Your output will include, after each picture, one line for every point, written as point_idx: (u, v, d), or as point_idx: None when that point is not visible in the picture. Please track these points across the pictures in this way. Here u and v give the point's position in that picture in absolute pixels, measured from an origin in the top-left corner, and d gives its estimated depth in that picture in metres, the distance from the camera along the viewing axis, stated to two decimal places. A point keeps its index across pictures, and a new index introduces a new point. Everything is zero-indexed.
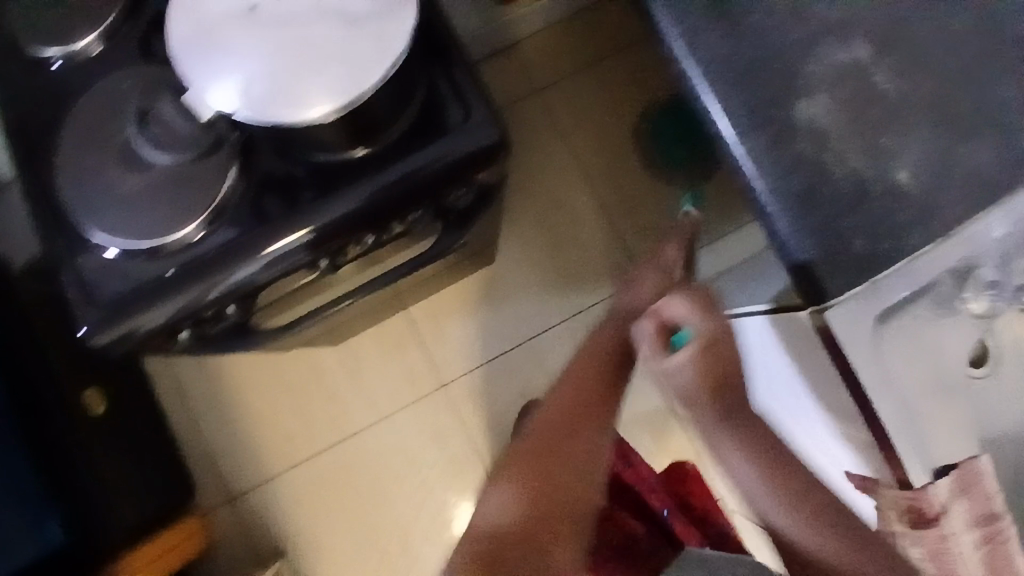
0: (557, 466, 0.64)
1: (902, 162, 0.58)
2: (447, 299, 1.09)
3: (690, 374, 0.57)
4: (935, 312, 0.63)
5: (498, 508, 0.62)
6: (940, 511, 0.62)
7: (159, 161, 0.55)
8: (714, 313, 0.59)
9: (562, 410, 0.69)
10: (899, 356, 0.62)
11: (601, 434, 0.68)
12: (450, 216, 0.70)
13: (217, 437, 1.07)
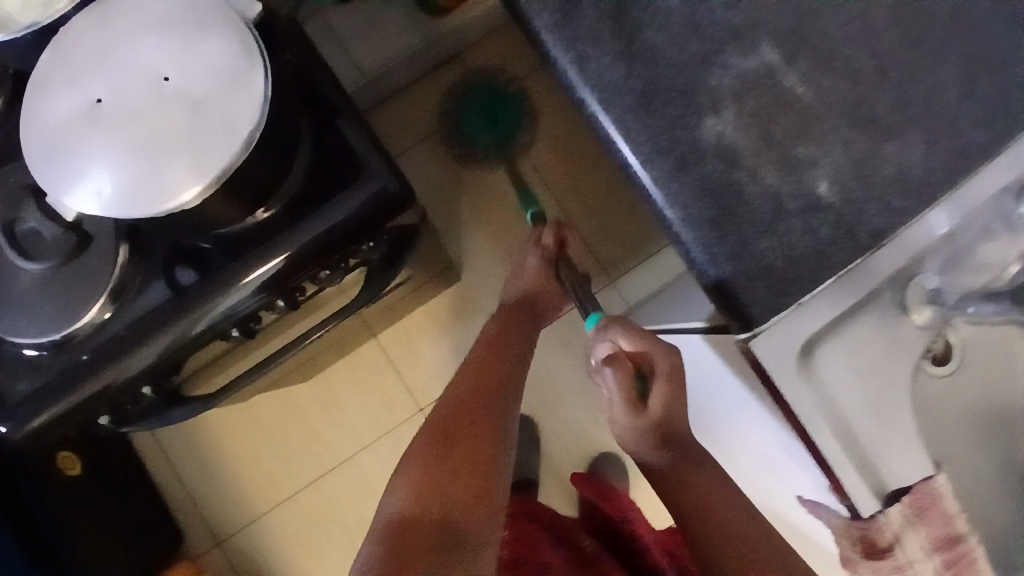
0: (478, 440, 0.61)
1: (821, 173, 0.55)
2: (435, 317, 1.20)
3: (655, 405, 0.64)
4: (879, 324, 0.58)
5: (395, 497, 0.57)
6: (893, 542, 0.56)
7: (30, 268, 0.56)
8: (651, 343, 0.65)
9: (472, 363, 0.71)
10: (837, 375, 0.57)
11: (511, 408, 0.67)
12: (373, 264, 0.69)
13: (206, 481, 1.18)
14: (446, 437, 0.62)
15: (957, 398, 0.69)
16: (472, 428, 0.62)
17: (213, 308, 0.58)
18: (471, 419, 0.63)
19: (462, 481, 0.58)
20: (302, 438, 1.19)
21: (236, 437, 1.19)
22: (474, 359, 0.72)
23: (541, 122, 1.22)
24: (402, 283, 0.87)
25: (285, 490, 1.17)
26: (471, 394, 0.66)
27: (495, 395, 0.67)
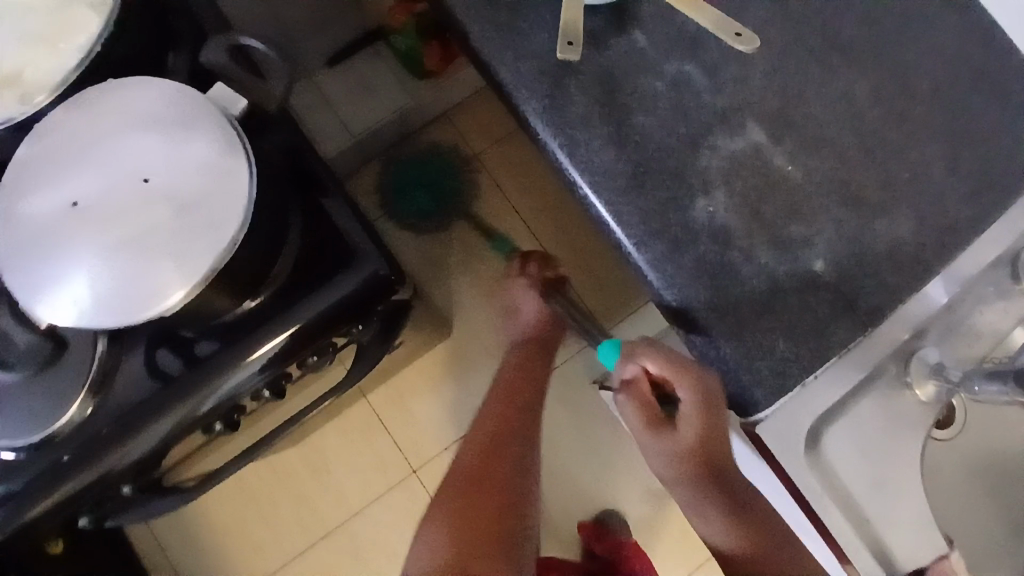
0: (481, 494, 0.59)
1: (815, 252, 0.54)
2: (426, 377, 1.20)
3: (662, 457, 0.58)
4: (883, 397, 0.57)
5: (425, 552, 0.56)
6: None
7: (4, 378, 0.55)
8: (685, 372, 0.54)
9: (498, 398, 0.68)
10: (844, 452, 0.56)
11: (524, 454, 0.64)
12: (364, 344, 0.67)
13: (195, 554, 1.16)
14: (473, 487, 0.60)
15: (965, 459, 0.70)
16: (477, 480, 0.60)
17: (203, 399, 0.56)
18: (494, 433, 0.64)
19: (478, 524, 0.57)
20: (291, 505, 1.18)
21: (225, 508, 1.17)
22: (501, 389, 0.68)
23: (526, 178, 1.22)
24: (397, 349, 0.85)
25: (274, 562, 1.16)
26: (497, 426, 0.65)
27: (528, 386, 0.68)
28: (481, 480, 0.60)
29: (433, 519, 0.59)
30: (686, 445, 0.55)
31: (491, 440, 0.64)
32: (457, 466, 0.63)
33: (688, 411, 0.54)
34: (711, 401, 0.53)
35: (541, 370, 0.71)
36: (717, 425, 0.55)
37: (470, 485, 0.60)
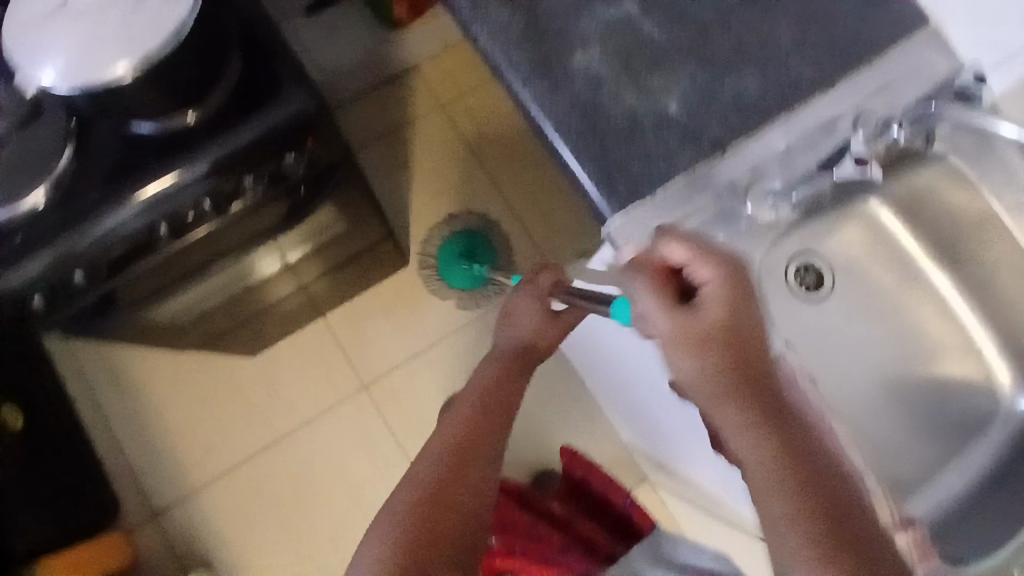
0: (446, 504, 0.57)
1: (671, 96, 0.66)
2: (381, 301, 1.32)
3: (710, 313, 0.48)
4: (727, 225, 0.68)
5: (375, 545, 0.54)
6: None
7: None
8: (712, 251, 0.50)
9: (476, 403, 0.68)
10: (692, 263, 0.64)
11: (490, 469, 0.62)
12: (299, 194, 0.79)
13: (144, 457, 1.24)
14: (438, 488, 0.57)
15: (823, 318, 0.81)
16: (457, 470, 0.59)
17: (145, 196, 0.65)
18: (470, 433, 0.63)
19: (432, 536, 0.55)
20: (245, 410, 1.27)
21: (183, 410, 1.26)
22: (478, 396, 0.69)
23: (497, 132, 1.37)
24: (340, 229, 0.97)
25: (224, 462, 1.25)
26: (472, 423, 0.65)
27: (504, 401, 0.69)
28: (462, 467, 0.60)
29: (390, 513, 0.56)
30: (706, 321, 0.47)
31: (467, 446, 0.62)
32: (433, 448, 0.62)
33: (711, 280, 0.49)
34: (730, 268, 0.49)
35: (517, 381, 0.73)
36: (741, 336, 0.47)
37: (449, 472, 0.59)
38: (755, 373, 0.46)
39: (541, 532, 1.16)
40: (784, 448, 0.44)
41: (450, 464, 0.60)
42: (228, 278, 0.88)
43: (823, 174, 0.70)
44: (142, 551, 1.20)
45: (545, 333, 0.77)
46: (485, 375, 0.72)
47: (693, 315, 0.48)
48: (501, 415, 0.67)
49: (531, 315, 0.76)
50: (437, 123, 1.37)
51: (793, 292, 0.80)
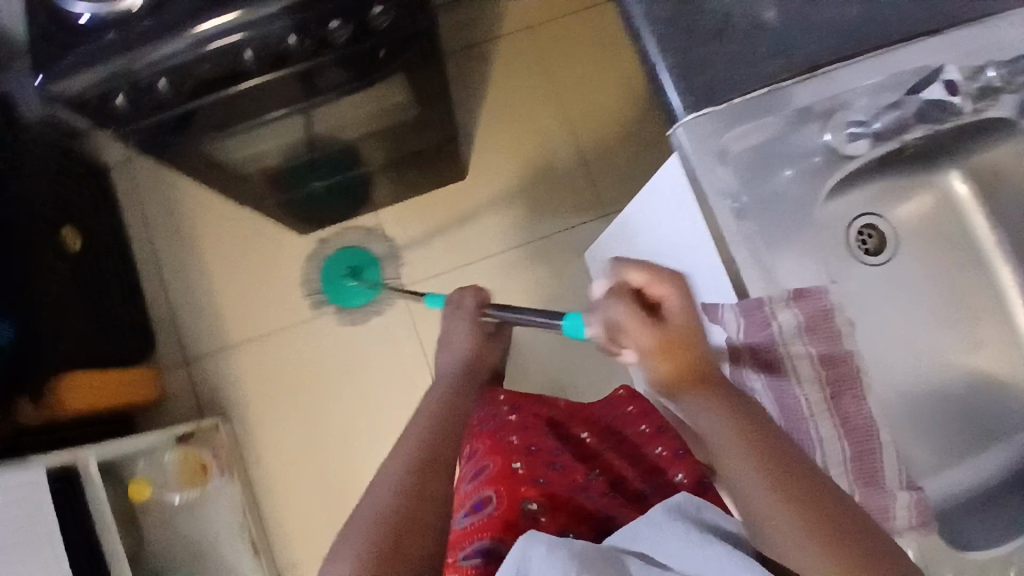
0: (405, 534, 0.59)
1: (768, 5, 0.64)
2: (432, 210, 1.34)
3: (665, 326, 0.56)
4: (795, 153, 0.65)
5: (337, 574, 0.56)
6: (778, 348, 0.58)
7: None
8: (658, 269, 0.58)
9: (425, 428, 0.70)
10: (752, 183, 0.63)
11: (446, 498, 0.64)
12: (379, 55, 0.79)
13: (187, 307, 1.32)
14: (397, 526, 0.59)
15: (883, 286, 0.77)
16: (413, 500, 0.61)
17: (234, 19, 0.66)
18: (426, 460, 0.65)
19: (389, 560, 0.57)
20: (286, 285, 1.32)
21: (229, 273, 1.33)
22: (425, 425, 0.71)
23: (580, 71, 1.36)
24: (408, 108, 0.97)
25: (259, 329, 1.31)
26: (426, 449, 0.67)
27: (454, 426, 0.72)
28: (419, 494, 0.62)
29: (351, 546, 0.58)
30: (670, 331, 0.55)
31: (419, 469, 0.64)
32: (388, 479, 0.63)
33: (672, 299, 0.57)
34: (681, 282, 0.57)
35: (469, 391, 0.82)
36: (695, 345, 0.56)
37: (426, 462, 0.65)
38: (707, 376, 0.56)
39: (551, 479, 0.74)
40: (769, 450, 0.52)
41: (409, 492, 0.61)
42: (296, 132, 0.92)
43: (904, 121, 0.67)
44: (170, 390, 1.29)
45: (476, 353, 0.87)
46: (425, 409, 0.76)
47: (663, 327, 0.55)
48: (452, 441, 0.69)
49: (467, 334, 0.88)
50: (522, 45, 1.36)
51: (852, 255, 0.77)
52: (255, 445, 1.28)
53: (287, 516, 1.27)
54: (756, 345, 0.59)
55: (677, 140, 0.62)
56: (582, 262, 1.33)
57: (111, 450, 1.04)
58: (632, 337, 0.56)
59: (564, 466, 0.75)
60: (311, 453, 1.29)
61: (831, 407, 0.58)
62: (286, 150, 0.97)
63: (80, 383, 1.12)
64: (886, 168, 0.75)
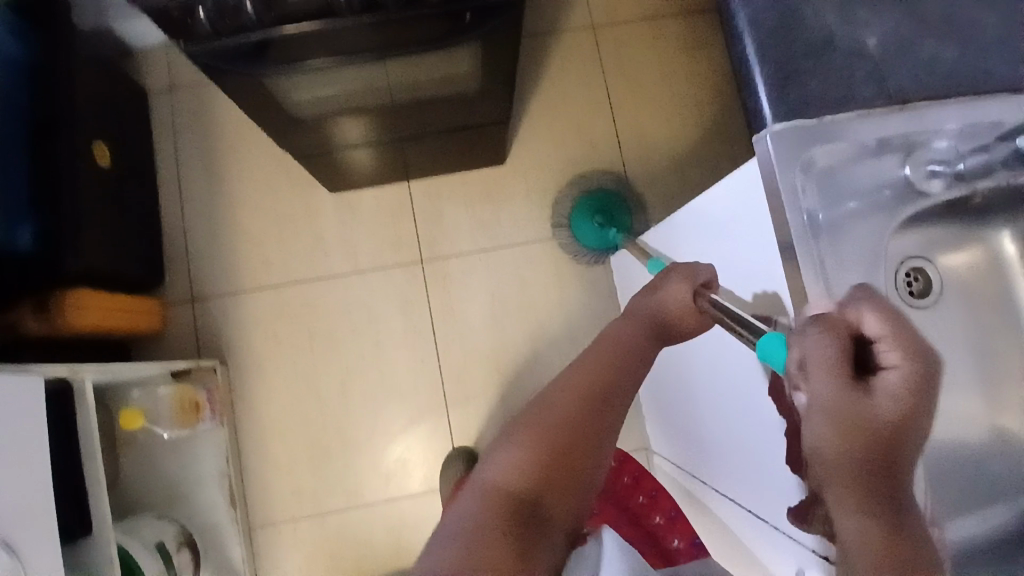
0: (574, 457, 0.57)
1: (870, 30, 0.67)
2: (468, 190, 1.33)
3: (884, 403, 0.50)
4: (874, 179, 0.64)
5: (502, 469, 0.55)
6: None
7: None
8: (907, 341, 0.51)
9: (599, 360, 0.68)
10: (829, 198, 0.62)
11: (608, 435, 0.61)
12: (463, 18, 0.79)
13: (202, 244, 1.29)
14: (565, 447, 0.57)
15: (927, 333, 0.77)
16: (577, 427, 0.59)
17: None
18: (594, 391, 0.63)
19: (558, 472, 0.56)
20: (307, 238, 1.30)
21: (252, 216, 1.30)
22: (598, 356, 0.69)
23: (640, 78, 1.36)
24: (474, 75, 0.97)
25: (273, 278, 1.29)
26: (594, 378, 0.65)
27: (626, 363, 0.68)
28: (588, 420, 0.60)
29: (513, 448, 0.57)
30: (880, 406, 0.50)
31: (590, 396, 0.62)
32: (559, 396, 0.62)
33: (897, 373, 0.51)
34: (922, 370, 0.51)
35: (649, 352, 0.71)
36: (900, 433, 0.50)
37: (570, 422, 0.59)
38: (890, 471, 0.50)
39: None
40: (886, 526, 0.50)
41: (578, 418, 0.60)
42: (363, 82, 0.91)
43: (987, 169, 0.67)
44: (171, 324, 1.27)
45: (687, 322, 0.73)
46: (593, 346, 0.72)
47: (870, 398, 0.50)
48: (623, 372, 0.67)
49: (682, 297, 0.72)
50: (586, 43, 1.36)
51: (904, 300, 0.76)
52: (249, 394, 1.26)
53: (268, 468, 1.25)
54: None
55: (762, 142, 0.61)
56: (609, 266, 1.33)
57: (111, 373, 0.97)
58: (829, 387, 0.51)
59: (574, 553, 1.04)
60: (303, 411, 1.27)
61: None
62: (346, 101, 0.96)
63: (86, 300, 1.08)
64: (945, 216, 0.75)
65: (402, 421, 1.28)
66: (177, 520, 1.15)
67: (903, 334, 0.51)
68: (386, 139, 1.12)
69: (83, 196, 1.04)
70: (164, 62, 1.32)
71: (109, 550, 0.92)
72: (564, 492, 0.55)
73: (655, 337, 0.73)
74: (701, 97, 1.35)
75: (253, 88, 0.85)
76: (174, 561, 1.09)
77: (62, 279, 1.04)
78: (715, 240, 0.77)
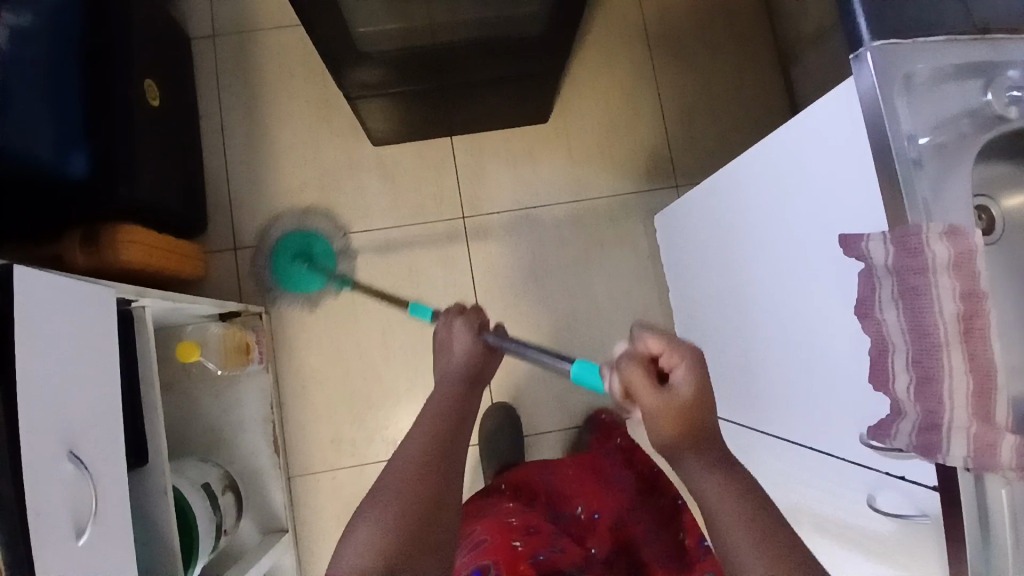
0: (435, 516, 0.58)
1: None
2: (511, 147, 1.34)
3: (689, 389, 0.55)
4: (966, 101, 0.66)
5: (353, 558, 0.54)
6: (927, 266, 0.59)
7: None
8: (968, 275, 0.59)
9: (432, 416, 0.68)
10: (921, 111, 0.65)
11: (459, 485, 0.62)
12: None
13: (245, 194, 1.29)
14: (430, 512, 0.58)
15: (992, 266, 0.80)
16: (436, 488, 0.59)
17: None
18: (438, 445, 0.63)
19: (415, 544, 0.56)
20: (349, 190, 1.30)
21: (295, 167, 1.30)
22: (432, 409, 0.69)
23: (681, 41, 1.38)
24: (539, 15, 0.98)
25: (314, 228, 1.29)
26: (435, 430, 0.65)
27: (455, 411, 0.69)
28: (439, 479, 0.60)
29: (369, 531, 0.55)
30: (681, 396, 0.55)
31: (434, 452, 0.62)
32: (399, 461, 0.61)
33: (955, 307, 0.59)
34: (972, 308, 0.60)
35: (471, 399, 0.73)
36: (707, 404, 0.56)
37: (421, 498, 0.58)
38: (701, 437, 0.56)
39: (550, 556, 0.90)
40: (764, 529, 0.52)
41: (425, 476, 0.60)
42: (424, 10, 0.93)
43: None
44: (213, 272, 1.27)
45: (481, 366, 0.78)
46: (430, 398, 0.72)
47: (677, 393, 0.55)
48: (455, 418, 0.68)
49: (468, 345, 0.78)
50: (628, 7, 1.38)
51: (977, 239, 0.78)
52: (290, 342, 1.26)
53: (308, 418, 1.25)
54: (905, 271, 0.61)
55: (861, 59, 0.66)
56: (647, 226, 1.35)
57: (171, 303, 0.97)
58: (643, 396, 0.55)
59: (563, 548, 0.92)
60: (343, 361, 1.27)
61: (962, 354, 0.59)
62: (406, 31, 0.97)
63: (136, 238, 1.08)
64: (1012, 151, 0.77)
65: (442, 373, 1.29)
66: (219, 464, 1.15)
67: (969, 268, 0.59)
68: (427, 88, 1.12)
69: (134, 132, 1.04)
70: (209, 12, 1.32)
71: (161, 479, 0.92)
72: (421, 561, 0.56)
73: (469, 383, 0.75)
74: (740, 62, 1.38)
75: (319, 15, 0.86)
76: (218, 503, 1.09)
77: (109, 209, 1.04)
78: (791, 173, 0.79)
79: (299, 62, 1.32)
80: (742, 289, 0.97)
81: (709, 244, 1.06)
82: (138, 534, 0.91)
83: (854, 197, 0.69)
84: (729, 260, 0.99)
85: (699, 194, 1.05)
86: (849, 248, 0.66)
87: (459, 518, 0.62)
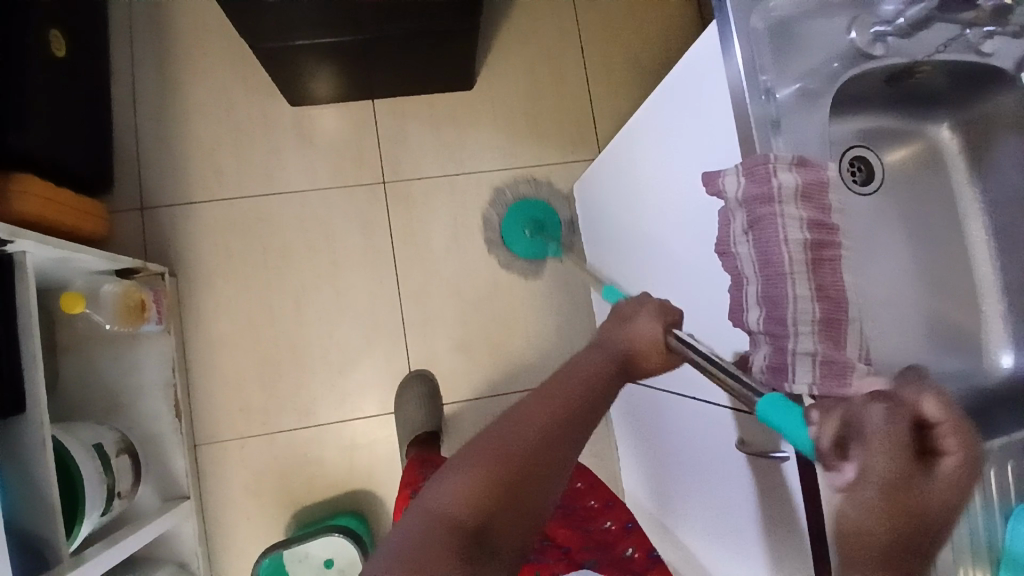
0: (529, 486, 0.53)
1: None
2: (434, 114, 1.33)
3: (939, 482, 0.48)
4: (825, 38, 0.64)
5: (450, 490, 0.52)
6: (776, 193, 0.59)
7: None
8: (817, 206, 0.60)
9: (571, 387, 0.62)
10: (780, 47, 0.63)
11: (563, 473, 0.56)
12: None
13: (156, 155, 1.26)
14: (515, 476, 0.53)
15: (880, 216, 0.78)
16: (539, 454, 0.55)
17: None
18: (563, 420, 0.58)
19: (501, 504, 0.52)
20: (266, 153, 1.28)
21: (208, 130, 1.27)
22: (572, 383, 0.62)
23: (608, 13, 1.38)
24: None
25: (229, 192, 1.26)
26: (566, 402, 0.60)
27: (591, 402, 0.61)
28: (548, 449, 0.56)
29: (463, 472, 0.53)
30: (939, 495, 0.47)
31: (559, 424, 0.58)
32: (523, 419, 0.57)
33: (805, 237, 0.59)
34: (820, 238, 0.60)
35: (615, 386, 0.65)
36: (936, 513, 0.48)
37: (542, 440, 0.56)
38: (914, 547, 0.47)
39: None
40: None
41: (541, 444, 0.56)
42: None
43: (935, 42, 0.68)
44: (120, 233, 1.23)
45: (655, 364, 0.69)
46: (561, 370, 0.66)
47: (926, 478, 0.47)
48: (590, 400, 0.61)
49: (651, 329, 0.69)
50: None
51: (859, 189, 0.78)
52: (200, 307, 1.23)
53: (216, 384, 1.23)
54: (754, 201, 0.60)
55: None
56: (570, 196, 1.35)
57: (57, 250, 0.93)
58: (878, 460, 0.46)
59: None
60: (254, 326, 1.24)
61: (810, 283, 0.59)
62: None
63: (31, 189, 1.02)
64: (886, 102, 0.78)
65: (357, 340, 1.26)
66: (117, 428, 1.12)
67: (817, 198, 0.60)
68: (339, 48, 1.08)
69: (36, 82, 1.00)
70: None
71: (42, 431, 0.88)
72: (503, 526, 0.52)
73: (618, 365, 0.67)
74: (666, 36, 1.38)
75: None
76: (111, 464, 1.05)
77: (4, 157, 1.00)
78: (672, 121, 0.79)
79: (218, 23, 1.30)
80: (643, 245, 0.97)
81: (620, 204, 1.06)
82: (13, 490, 0.87)
83: (719, 138, 0.69)
84: (632, 218, 0.99)
85: (609, 155, 1.05)
86: (709, 185, 0.66)
87: (551, 510, 0.55)
